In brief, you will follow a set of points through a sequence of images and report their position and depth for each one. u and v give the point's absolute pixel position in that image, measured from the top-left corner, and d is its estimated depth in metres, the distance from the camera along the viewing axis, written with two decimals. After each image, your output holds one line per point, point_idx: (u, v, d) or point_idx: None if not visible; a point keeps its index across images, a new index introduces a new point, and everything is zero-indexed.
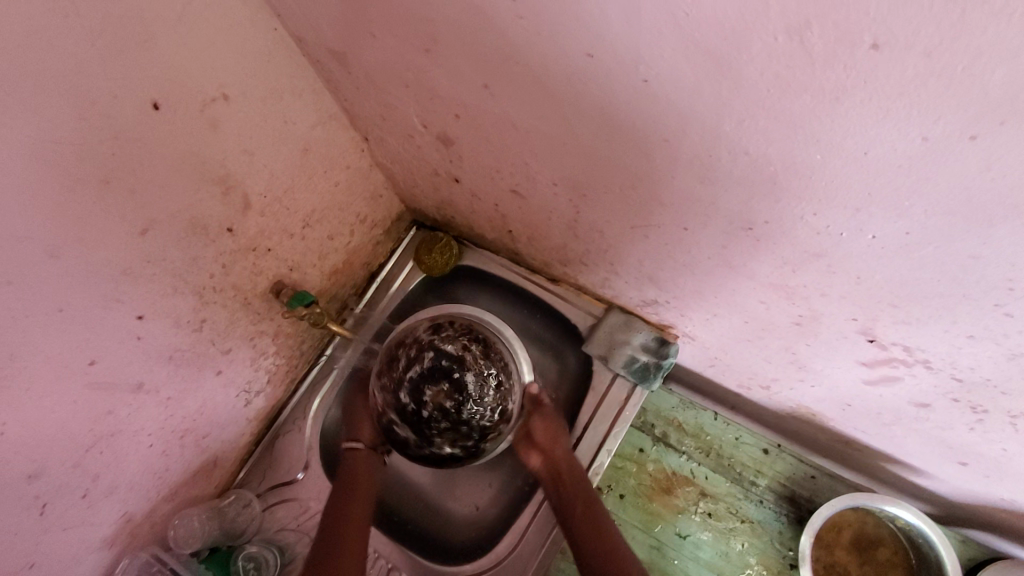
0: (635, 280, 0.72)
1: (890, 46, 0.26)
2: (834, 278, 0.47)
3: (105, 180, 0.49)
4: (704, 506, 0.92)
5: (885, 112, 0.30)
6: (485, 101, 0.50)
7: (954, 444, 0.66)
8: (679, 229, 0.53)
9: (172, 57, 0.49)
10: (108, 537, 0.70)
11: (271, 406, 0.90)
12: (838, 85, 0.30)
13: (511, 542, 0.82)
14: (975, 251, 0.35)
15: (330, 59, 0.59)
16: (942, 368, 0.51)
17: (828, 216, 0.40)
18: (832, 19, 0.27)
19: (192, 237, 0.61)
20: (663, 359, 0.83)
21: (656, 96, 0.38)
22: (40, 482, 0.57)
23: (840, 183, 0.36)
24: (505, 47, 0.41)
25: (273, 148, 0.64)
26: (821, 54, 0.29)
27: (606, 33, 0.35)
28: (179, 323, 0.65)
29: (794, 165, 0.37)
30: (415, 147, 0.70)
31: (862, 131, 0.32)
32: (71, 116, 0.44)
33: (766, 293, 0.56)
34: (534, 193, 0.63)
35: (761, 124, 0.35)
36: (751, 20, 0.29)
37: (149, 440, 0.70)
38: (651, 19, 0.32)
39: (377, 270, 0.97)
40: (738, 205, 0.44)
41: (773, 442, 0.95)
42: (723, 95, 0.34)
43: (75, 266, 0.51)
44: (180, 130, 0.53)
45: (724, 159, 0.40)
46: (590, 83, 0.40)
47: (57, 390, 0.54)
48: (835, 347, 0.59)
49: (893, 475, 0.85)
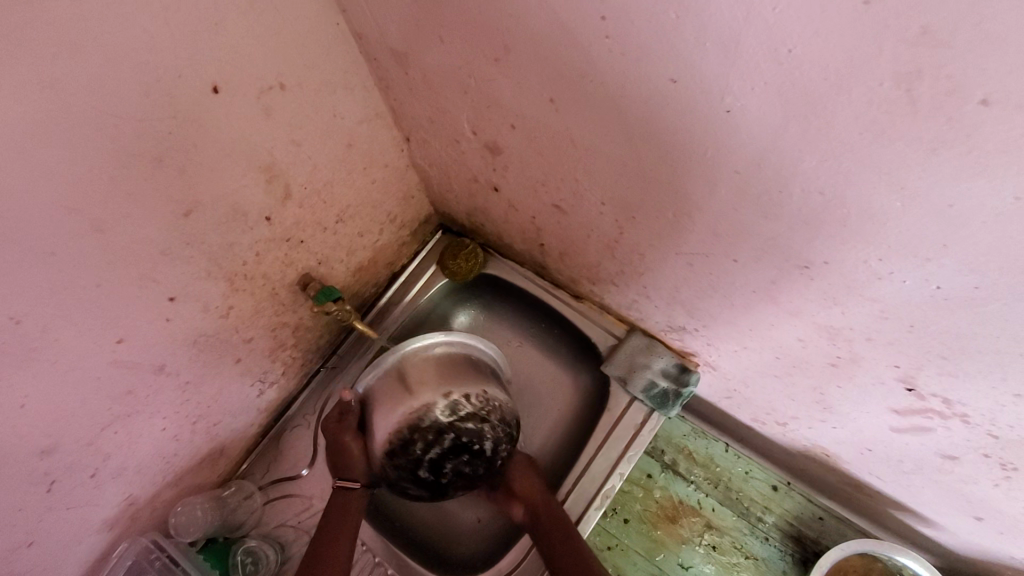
0: (666, 305, 0.72)
1: (1000, 103, 0.26)
2: (885, 323, 0.46)
3: (158, 159, 0.49)
4: (708, 539, 0.91)
5: (982, 169, 0.29)
6: (548, 115, 0.50)
7: (973, 498, 0.66)
8: (727, 260, 0.53)
9: (237, 43, 0.49)
10: (109, 519, 0.68)
11: (282, 399, 0.89)
12: (936, 137, 0.29)
13: (514, 559, 0.82)
14: None
15: (388, 59, 0.59)
16: (979, 423, 0.51)
17: (894, 263, 0.39)
18: (945, 71, 0.26)
19: (232, 223, 0.60)
20: (683, 386, 0.82)
21: (737, 127, 0.37)
22: (52, 458, 0.56)
23: (917, 233, 0.36)
24: (584, 64, 0.41)
25: (320, 140, 0.64)
26: (925, 105, 0.28)
27: (696, 59, 0.35)
28: (207, 308, 0.64)
29: (869, 210, 0.37)
30: (459, 152, 0.69)
31: (952, 185, 0.31)
32: (136, 93, 0.44)
33: (807, 331, 0.55)
34: (579, 210, 0.63)
35: (845, 167, 0.35)
36: (860, 64, 0.28)
37: (163, 424, 0.68)
38: (750, 55, 0.32)
39: (400, 271, 0.96)
40: (798, 243, 0.44)
41: (782, 479, 0.93)
42: (810, 135, 0.34)
43: (118, 242, 0.50)
44: (235, 115, 0.53)
45: (793, 197, 0.40)
46: (667, 108, 0.40)
47: (82, 365, 0.53)
48: (868, 392, 0.58)
49: (902, 524, 0.85)
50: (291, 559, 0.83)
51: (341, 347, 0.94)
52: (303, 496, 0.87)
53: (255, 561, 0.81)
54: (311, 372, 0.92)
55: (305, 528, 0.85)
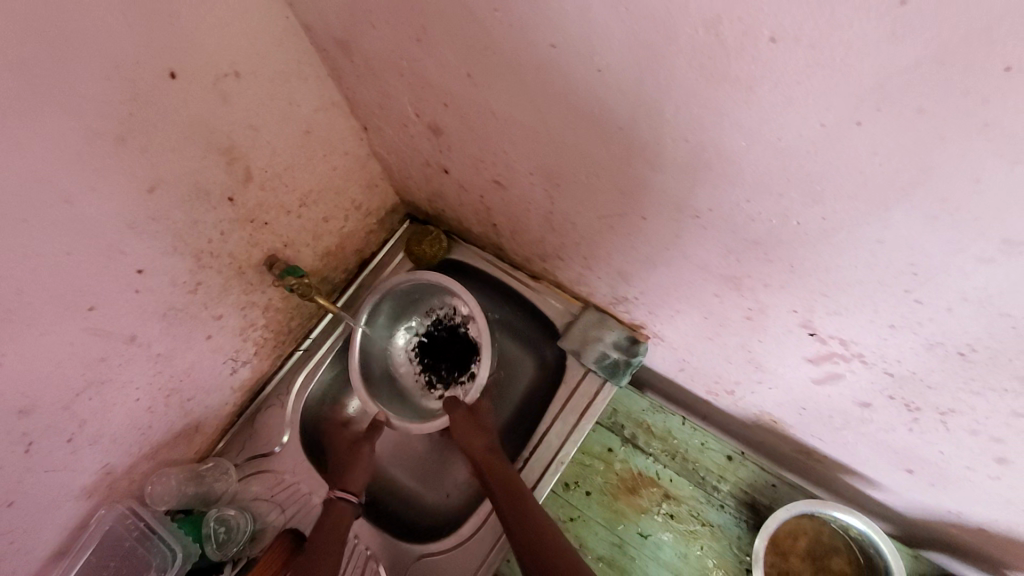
0: (607, 276, 0.77)
1: (783, 39, 0.31)
2: (773, 267, 0.51)
3: (121, 137, 0.54)
4: (666, 508, 0.94)
5: (790, 100, 0.34)
6: (469, 90, 0.56)
7: (899, 449, 0.69)
8: (639, 219, 0.58)
9: (191, 32, 0.55)
10: (87, 486, 0.73)
11: (256, 379, 0.94)
12: (749, 75, 0.35)
13: (477, 522, 0.85)
14: (880, 235, 0.40)
15: (335, 49, 0.65)
16: (875, 362, 0.55)
17: (758, 202, 0.44)
18: (737, 15, 0.32)
19: (196, 201, 0.66)
20: (633, 357, 0.87)
21: (609, 84, 0.43)
22: (30, 418, 0.61)
23: (766, 170, 0.41)
24: (484, 37, 0.47)
25: (277, 126, 0.70)
26: (733, 46, 0.33)
27: (565, 24, 0.40)
28: (175, 282, 0.69)
29: (725, 152, 0.42)
30: (409, 136, 0.75)
31: (774, 119, 0.36)
32: (97, 75, 0.50)
33: (718, 285, 0.60)
34: (515, 184, 0.68)
35: (694, 112, 0.40)
36: (678, 15, 0.34)
37: (137, 394, 0.73)
38: (601, 15, 0.37)
39: (369, 258, 1.01)
40: (685, 192, 0.49)
41: (737, 450, 0.97)
42: (662, 84, 0.40)
43: (86, 214, 0.56)
44: (194, 99, 0.59)
45: (668, 146, 0.45)
46: (557, 72, 0.45)
47: (56, 329, 0.59)
48: (783, 343, 0.63)
49: (850, 486, 0.88)
50: (265, 528, 0.89)
51: (314, 331, 1.00)
52: (274, 472, 0.92)
53: (228, 530, 0.86)
54: (287, 355, 0.97)
55: (279, 502, 0.91)
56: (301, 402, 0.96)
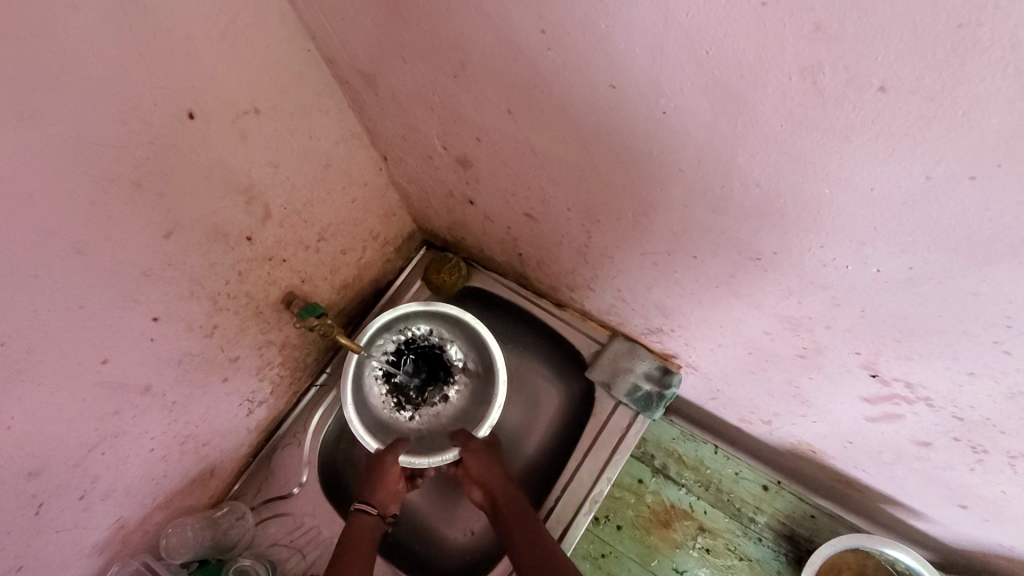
0: (642, 307, 0.74)
1: (895, 89, 0.28)
2: (838, 311, 0.48)
3: (137, 182, 0.51)
4: (702, 542, 0.91)
5: (892, 151, 0.31)
6: (508, 126, 0.53)
7: (955, 487, 0.66)
8: (687, 257, 0.55)
9: (210, 71, 0.52)
10: (99, 542, 0.69)
11: (272, 417, 0.90)
12: (847, 124, 0.32)
13: (506, 569, 0.82)
14: (975, 288, 0.37)
15: (357, 80, 0.62)
16: (943, 406, 0.52)
17: (834, 248, 0.41)
18: (842, 63, 0.28)
19: (213, 243, 0.62)
20: (666, 388, 0.84)
21: (674, 127, 0.40)
22: (40, 480, 0.57)
23: (850, 218, 0.38)
24: (532, 75, 0.44)
25: (296, 161, 0.67)
26: (832, 95, 0.30)
27: (629, 66, 0.37)
28: (192, 327, 0.66)
29: (804, 199, 0.39)
30: (433, 168, 0.72)
31: (869, 170, 0.33)
32: (112, 120, 0.46)
33: (773, 324, 0.57)
34: (548, 218, 0.65)
35: (772, 158, 0.37)
36: (767, 62, 0.31)
37: (151, 445, 0.69)
38: (675, 59, 0.35)
39: (385, 287, 0.98)
40: (747, 234, 0.46)
41: (773, 479, 0.93)
42: (738, 130, 0.37)
43: (99, 264, 0.52)
44: (212, 139, 0.55)
45: (735, 190, 0.42)
46: (611, 112, 0.42)
47: (68, 386, 0.55)
48: (838, 382, 0.60)
49: (893, 519, 0.84)
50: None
51: (330, 364, 0.96)
52: (295, 514, 0.87)
53: None
54: (303, 391, 0.94)
55: (298, 547, 0.86)
56: (319, 440, 0.92)
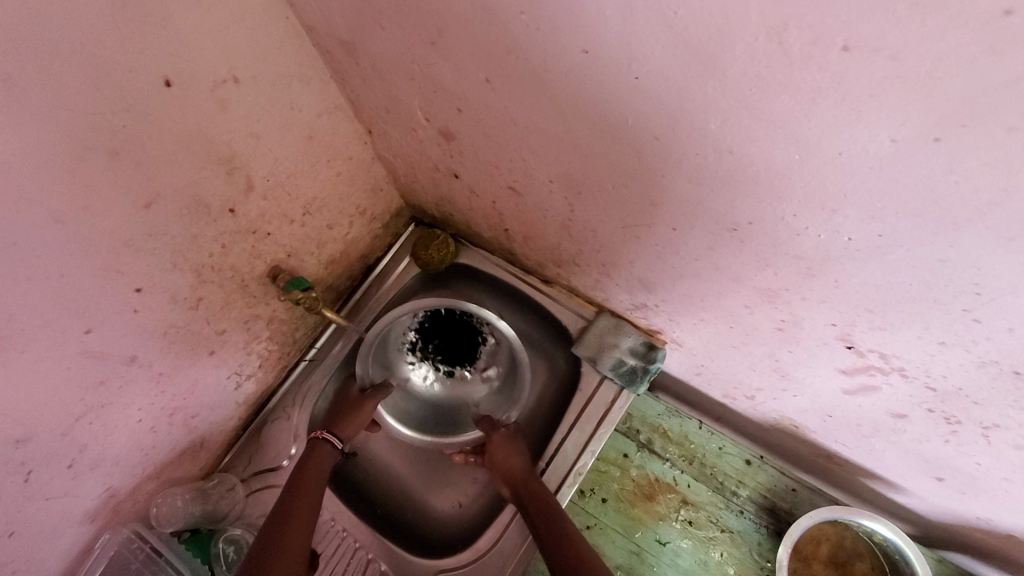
0: (626, 282, 0.74)
1: (859, 48, 0.28)
2: (814, 281, 0.48)
3: (115, 151, 0.51)
4: (685, 514, 0.93)
5: (859, 113, 0.31)
6: (487, 96, 0.53)
7: (931, 459, 0.67)
8: (667, 230, 0.55)
9: (186, 37, 0.51)
10: (90, 511, 0.70)
11: (261, 392, 0.91)
12: (814, 86, 0.31)
13: (493, 536, 0.84)
14: (943, 255, 0.37)
15: (339, 50, 0.61)
16: (917, 377, 0.53)
17: (807, 217, 0.41)
18: (807, 21, 0.28)
19: (195, 214, 0.62)
20: (650, 363, 0.84)
21: (646, 92, 0.39)
22: (28, 447, 0.57)
23: (821, 183, 0.38)
24: (507, 41, 0.44)
25: (278, 133, 0.66)
26: (798, 55, 0.30)
27: (601, 28, 0.37)
28: (176, 299, 0.66)
29: (775, 164, 0.39)
30: (417, 141, 0.72)
31: (838, 133, 0.33)
32: (87, 86, 0.46)
33: (752, 297, 0.57)
34: (531, 190, 0.65)
35: (744, 123, 0.37)
36: (733, 22, 0.31)
37: (139, 416, 0.70)
38: (644, 22, 0.34)
39: (374, 264, 0.98)
40: (722, 204, 0.46)
41: (755, 454, 0.95)
42: (710, 94, 0.36)
43: (78, 232, 0.52)
44: (190, 107, 0.55)
45: (709, 159, 0.42)
46: (587, 79, 0.42)
47: (51, 355, 0.55)
48: (816, 355, 0.60)
49: (874, 492, 0.85)
50: None
51: (319, 340, 0.96)
52: (284, 486, 0.88)
53: (238, 549, 0.82)
54: (292, 365, 0.94)
55: None
56: (308, 414, 0.93)
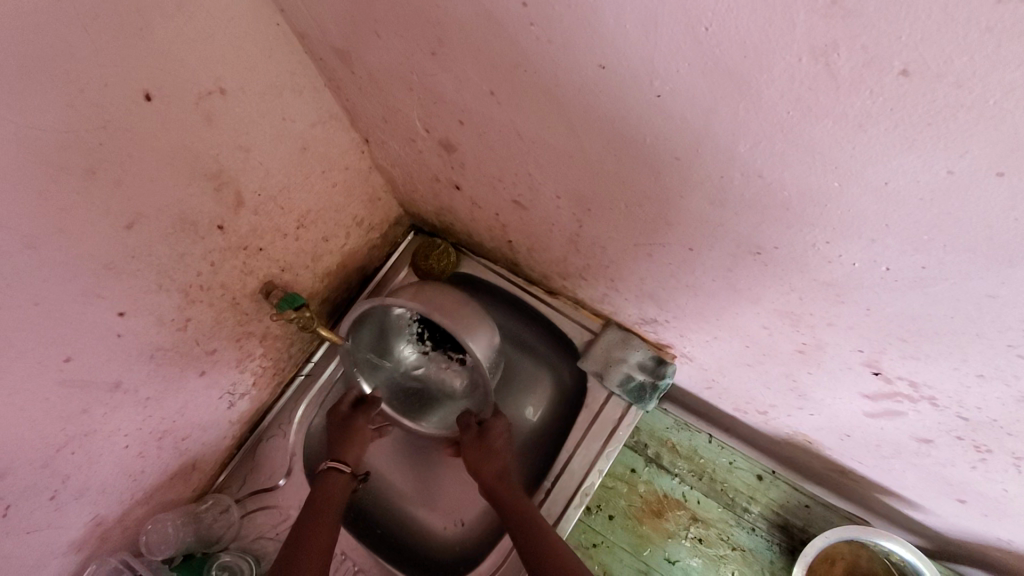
0: (635, 298, 0.71)
1: (920, 73, 0.25)
2: (842, 308, 0.45)
3: (91, 171, 0.47)
4: (694, 531, 0.90)
5: (911, 142, 0.28)
6: (491, 109, 0.49)
7: (955, 482, 0.64)
8: (683, 250, 0.52)
9: (166, 48, 0.47)
10: (76, 541, 0.67)
11: (256, 409, 0.88)
12: (861, 112, 0.28)
13: (494, 562, 0.80)
14: (994, 291, 0.34)
15: (332, 58, 0.58)
16: (948, 406, 0.50)
17: (842, 246, 0.38)
18: (860, 43, 0.25)
19: (180, 234, 0.59)
20: (660, 379, 0.82)
21: (668, 112, 0.36)
22: (7, 482, 0.54)
23: (861, 213, 0.34)
24: (514, 54, 0.40)
25: (269, 145, 0.63)
26: (847, 78, 0.27)
27: (620, 43, 0.33)
28: (162, 321, 0.62)
29: (809, 191, 0.35)
30: (416, 151, 0.68)
31: (885, 161, 0.30)
32: (58, 103, 0.42)
33: (772, 319, 0.54)
34: (537, 205, 0.62)
35: (778, 147, 0.33)
36: (774, 40, 0.27)
37: (126, 441, 0.67)
38: (669, 37, 0.31)
39: (372, 274, 0.95)
40: (746, 228, 0.43)
41: (767, 469, 0.93)
42: (740, 116, 0.33)
43: (54, 258, 0.48)
44: (173, 122, 0.51)
45: (735, 182, 0.39)
46: (602, 95, 0.39)
47: (29, 387, 0.52)
48: (838, 378, 0.57)
49: (889, 508, 0.82)
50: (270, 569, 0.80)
51: (315, 354, 0.93)
52: (281, 507, 0.84)
53: None
54: (288, 381, 0.91)
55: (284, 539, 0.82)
56: (304, 432, 0.89)
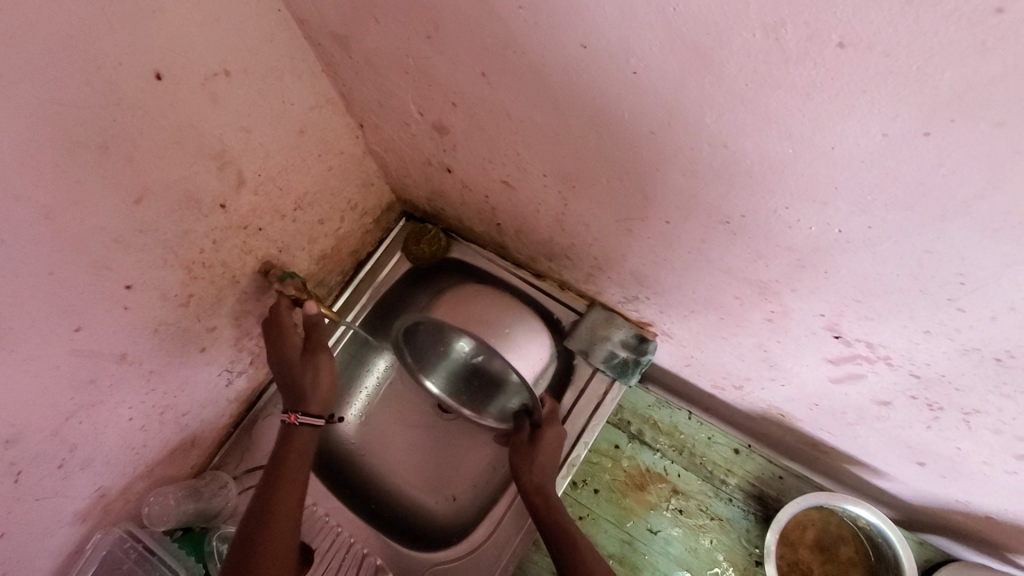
0: (618, 276, 0.75)
1: (854, 45, 0.29)
2: (805, 272, 0.49)
3: (104, 145, 0.50)
4: (675, 503, 0.94)
5: (851, 108, 0.32)
6: (483, 90, 0.53)
7: (913, 445, 0.69)
8: (661, 224, 0.56)
9: (175, 29, 0.50)
10: (81, 511, 0.69)
11: (252, 388, 0.90)
12: (808, 82, 0.32)
13: (488, 528, 0.84)
14: (930, 246, 0.38)
15: (330, 42, 0.61)
16: (901, 364, 0.54)
17: (798, 210, 0.43)
18: (803, 19, 0.29)
19: (186, 209, 0.61)
20: (641, 355, 0.85)
21: (644, 88, 0.40)
22: (17, 448, 0.56)
23: (812, 177, 0.39)
24: (504, 36, 0.44)
25: (269, 126, 0.66)
26: (794, 51, 0.31)
27: (600, 23, 0.37)
28: (167, 295, 0.65)
29: (768, 159, 0.40)
30: (410, 135, 0.72)
31: (832, 127, 0.34)
32: (75, 78, 0.45)
33: (742, 288, 0.58)
34: (525, 185, 0.66)
35: (739, 118, 0.38)
36: (732, 17, 0.31)
37: (129, 414, 0.69)
38: (644, 18, 0.35)
39: (365, 259, 0.98)
40: (714, 197, 0.47)
41: (743, 442, 0.98)
42: (706, 89, 0.37)
43: (67, 229, 0.51)
44: (180, 101, 0.54)
45: (703, 153, 0.43)
46: (585, 74, 0.42)
47: (40, 355, 0.54)
48: (802, 344, 0.62)
49: (855, 477, 0.87)
50: None
51: None
52: None
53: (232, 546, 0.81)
54: None
55: None
56: None
